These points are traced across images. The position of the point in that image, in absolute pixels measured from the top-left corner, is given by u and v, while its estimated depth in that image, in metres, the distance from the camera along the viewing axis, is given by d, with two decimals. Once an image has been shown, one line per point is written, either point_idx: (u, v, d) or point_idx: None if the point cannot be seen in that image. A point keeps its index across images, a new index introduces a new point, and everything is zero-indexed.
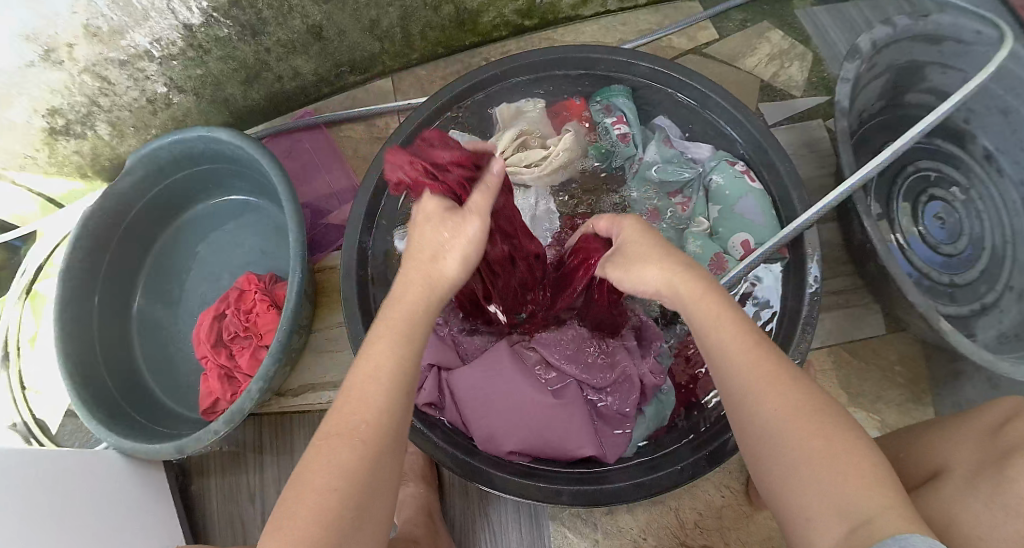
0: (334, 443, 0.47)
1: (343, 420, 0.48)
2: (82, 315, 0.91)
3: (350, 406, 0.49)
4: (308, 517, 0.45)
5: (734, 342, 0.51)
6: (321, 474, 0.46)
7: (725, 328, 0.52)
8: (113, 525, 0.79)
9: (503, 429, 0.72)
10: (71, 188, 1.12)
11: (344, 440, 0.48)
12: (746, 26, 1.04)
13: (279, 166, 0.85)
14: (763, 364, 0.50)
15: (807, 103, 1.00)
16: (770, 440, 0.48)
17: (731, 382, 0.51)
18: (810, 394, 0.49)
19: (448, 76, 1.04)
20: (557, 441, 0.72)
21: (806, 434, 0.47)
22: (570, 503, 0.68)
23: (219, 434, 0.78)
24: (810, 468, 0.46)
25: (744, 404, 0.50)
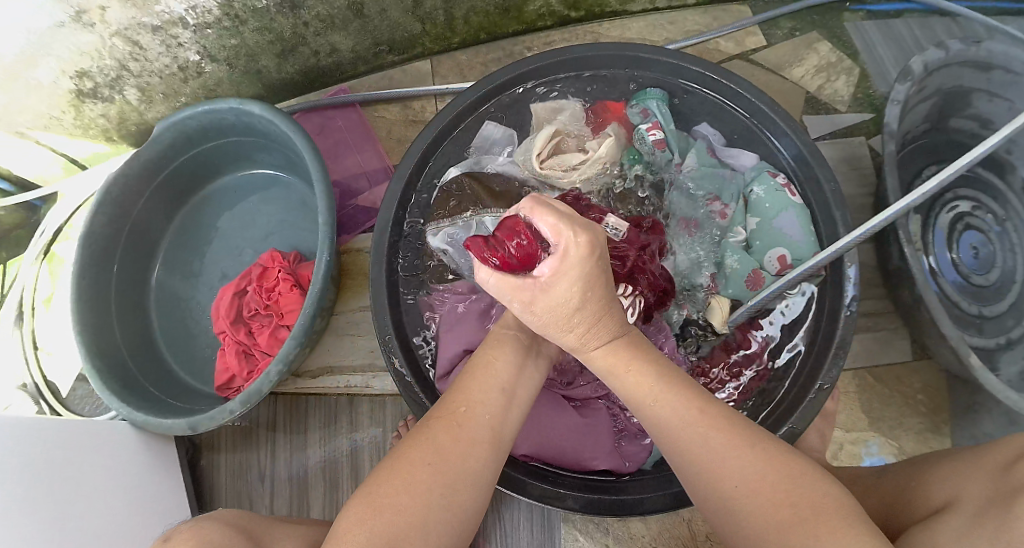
0: (446, 439, 0.50)
1: (458, 422, 0.52)
2: (101, 282, 0.91)
3: (465, 411, 0.53)
4: (414, 496, 0.47)
5: (672, 410, 0.54)
6: (429, 462, 0.49)
7: (664, 397, 0.56)
8: (120, 495, 0.79)
9: (516, 435, 0.71)
10: (95, 151, 1.11)
11: (463, 442, 0.51)
12: (795, 35, 1.01)
13: (311, 144, 0.83)
14: (707, 427, 0.53)
15: (850, 119, 0.98)
16: (735, 503, 0.50)
17: (683, 460, 0.53)
18: (756, 464, 0.50)
19: (488, 63, 1.00)
20: (570, 451, 0.72)
21: (758, 507, 0.48)
22: (581, 510, 0.67)
23: (234, 414, 0.78)
24: (772, 539, 0.47)
25: (709, 483, 0.51)
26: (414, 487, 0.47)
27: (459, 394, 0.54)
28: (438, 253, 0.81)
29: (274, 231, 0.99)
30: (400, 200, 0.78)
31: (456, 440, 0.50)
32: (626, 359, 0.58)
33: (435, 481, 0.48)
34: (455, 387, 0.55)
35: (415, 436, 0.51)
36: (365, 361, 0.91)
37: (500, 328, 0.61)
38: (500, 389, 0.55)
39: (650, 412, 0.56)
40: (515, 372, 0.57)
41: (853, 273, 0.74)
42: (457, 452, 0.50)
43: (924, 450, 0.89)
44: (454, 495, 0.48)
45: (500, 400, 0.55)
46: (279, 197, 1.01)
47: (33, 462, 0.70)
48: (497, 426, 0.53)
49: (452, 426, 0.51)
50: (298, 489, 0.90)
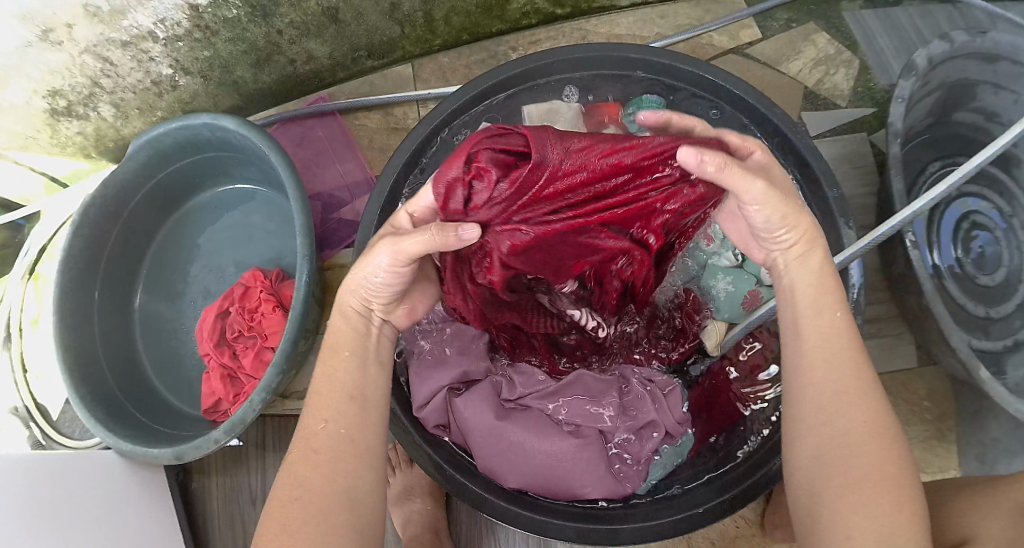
0: (301, 461, 0.49)
1: (307, 439, 0.50)
2: (83, 308, 0.88)
3: (311, 425, 0.51)
4: (293, 527, 0.46)
5: (837, 352, 0.50)
6: (297, 493, 0.47)
7: (830, 330, 0.52)
8: (108, 527, 0.78)
9: (506, 465, 0.69)
10: (75, 168, 1.09)
11: (309, 456, 0.49)
12: (792, 27, 0.97)
13: (287, 159, 0.80)
14: (853, 382, 0.49)
15: (851, 115, 0.94)
16: (835, 459, 0.47)
17: (806, 381, 0.51)
18: (880, 416, 0.48)
19: (471, 66, 0.96)
20: (561, 480, 0.69)
21: (866, 463, 0.46)
22: (575, 539, 0.66)
23: (220, 443, 0.76)
24: (865, 486, 0.45)
25: (828, 405, 0.49)
26: (289, 521, 0.46)
27: (307, 416, 0.51)
28: None
29: (256, 245, 0.96)
30: (380, 219, 0.75)
31: (314, 466, 0.48)
32: (824, 266, 0.55)
33: (308, 504, 0.47)
34: (307, 403, 0.53)
35: (282, 478, 0.49)
36: None
37: (337, 329, 0.56)
38: (347, 397, 0.52)
39: (801, 321, 0.53)
40: (362, 373, 0.54)
41: (857, 278, 0.72)
42: (324, 476, 0.48)
43: (930, 459, 0.86)
44: (343, 512, 0.47)
45: (352, 409, 0.52)
46: (260, 210, 0.98)
47: (18, 498, 0.69)
48: (352, 430, 0.51)
49: (309, 453, 0.49)
50: None
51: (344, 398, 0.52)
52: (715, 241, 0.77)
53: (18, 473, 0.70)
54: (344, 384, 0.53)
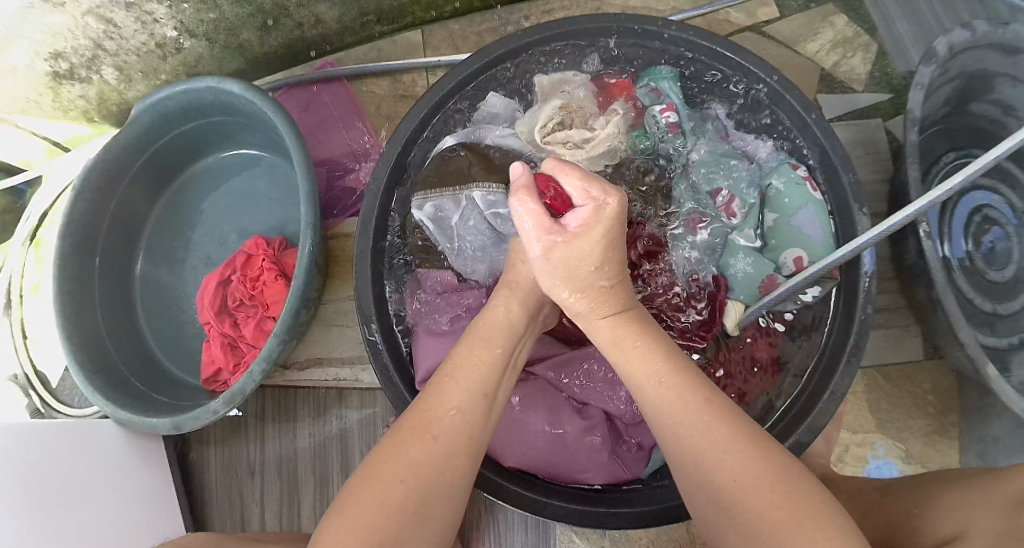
0: (411, 437, 0.48)
1: (425, 417, 0.50)
2: (83, 274, 0.88)
3: (432, 406, 0.51)
4: (379, 500, 0.44)
5: (644, 369, 0.52)
6: (396, 465, 0.46)
7: (635, 353, 0.54)
8: (105, 494, 0.78)
9: (507, 442, 0.68)
10: (77, 132, 1.07)
11: (420, 435, 0.48)
12: (810, 7, 0.94)
13: (292, 125, 0.78)
14: (674, 394, 0.50)
15: (868, 99, 0.92)
16: (705, 476, 0.47)
17: (675, 446, 0.49)
18: (757, 459, 0.46)
19: (482, 34, 0.94)
20: (562, 460, 0.68)
21: (726, 475, 0.46)
22: (577, 523, 0.63)
23: (218, 414, 0.76)
24: (764, 540, 0.43)
25: (686, 465, 0.49)
26: (387, 497, 0.45)
27: (433, 398, 0.51)
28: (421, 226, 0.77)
29: (259, 216, 0.95)
30: (386, 187, 0.73)
31: (432, 451, 0.47)
32: (623, 328, 0.56)
33: (401, 481, 0.45)
34: (425, 395, 0.52)
35: (385, 447, 0.48)
36: (353, 353, 0.88)
37: (483, 325, 0.58)
38: (481, 395, 0.52)
39: (641, 388, 0.52)
40: (495, 373, 0.54)
41: (869, 266, 0.70)
42: (431, 464, 0.47)
43: (931, 453, 0.86)
44: (427, 504, 0.46)
45: (479, 406, 0.52)
46: (264, 179, 0.96)
47: (15, 461, 0.68)
48: (475, 425, 0.51)
49: (424, 438, 0.48)
50: (288, 485, 0.88)
51: (478, 392, 0.52)
52: (741, 217, 0.80)
53: (15, 436, 0.70)
54: (475, 374, 0.53)
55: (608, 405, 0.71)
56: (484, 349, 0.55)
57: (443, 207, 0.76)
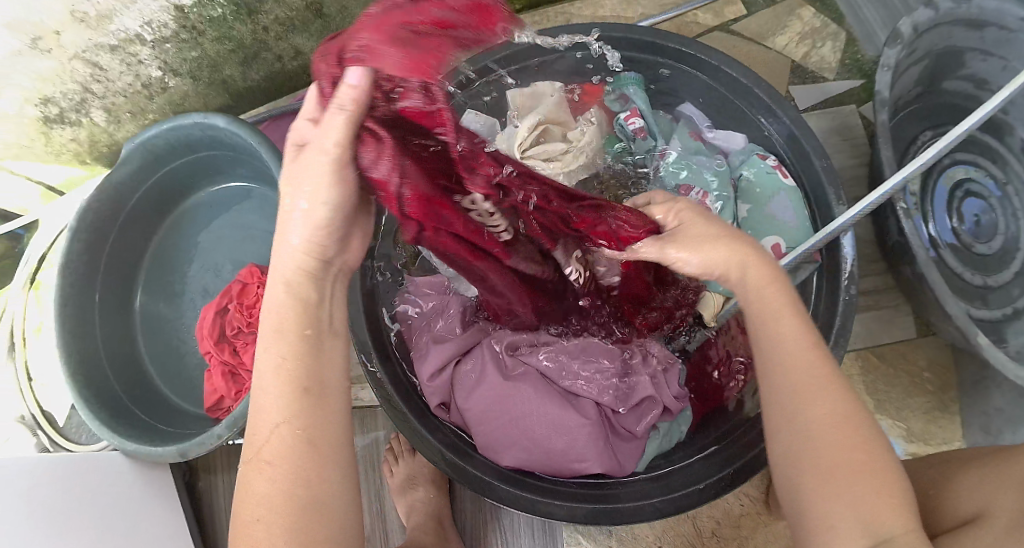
0: (254, 471, 0.44)
1: (258, 442, 0.45)
2: (84, 312, 0.89)
3: (261, 429, 0.45)
4: (251, 545, 0.42)
5: (791, 339, 0.50)
6: (251, 506, 0.43)
7: (783, 325, 0.51)
8: (117, 531, 0.78)
9: (504, 446, 0.68)
10: (70, 175, 1.10)
11: (259, 466, 0.44)
12: (777, 1, 0.96)
13: (280, 155, 0.80)
14: (819, 369, 0.49)
15: (839, 86, 0.94)
16: (810, 442, 0.47)
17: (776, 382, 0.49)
18: (851, 404, 0.48)
19: None
20: (558, 456, 0.67)
21: (836, 448, 0.46)
22: (572, 519, 0.64)
23: (222, 439, 0.77)
24: (842, 479, 0.45)
25: (792, 407, 0.48)
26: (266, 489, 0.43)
27: (258, 418, 0.45)
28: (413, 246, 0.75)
29: (253, 244, 0.97)
30: None
31: (269, 477, 0.43)
32: (769, 283, 0.53)
33: (259, 519, 0.43)
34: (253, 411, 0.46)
35: (242, 488, 0.44)
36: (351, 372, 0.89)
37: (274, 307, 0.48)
38: (296, 391, 0.45)
39: (767, 327, 0.51)
40: (311, 355, 0.47)
41: (848, 248, 0.72)
42: (279, 495, 0.43)
43: (933, 430, 0.87)
44: (305, 533, 0.42)
45: (306, 401, 0.45)
46: (255, 210, 0.98)
47: (31, 505, 0.69)
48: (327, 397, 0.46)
49: (263, 465, 0.44)
50: None
51: (291, 396, 0.45)
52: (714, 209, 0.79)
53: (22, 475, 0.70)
54: (283, 381, 0.45)
55: (598, 395, 0.71)
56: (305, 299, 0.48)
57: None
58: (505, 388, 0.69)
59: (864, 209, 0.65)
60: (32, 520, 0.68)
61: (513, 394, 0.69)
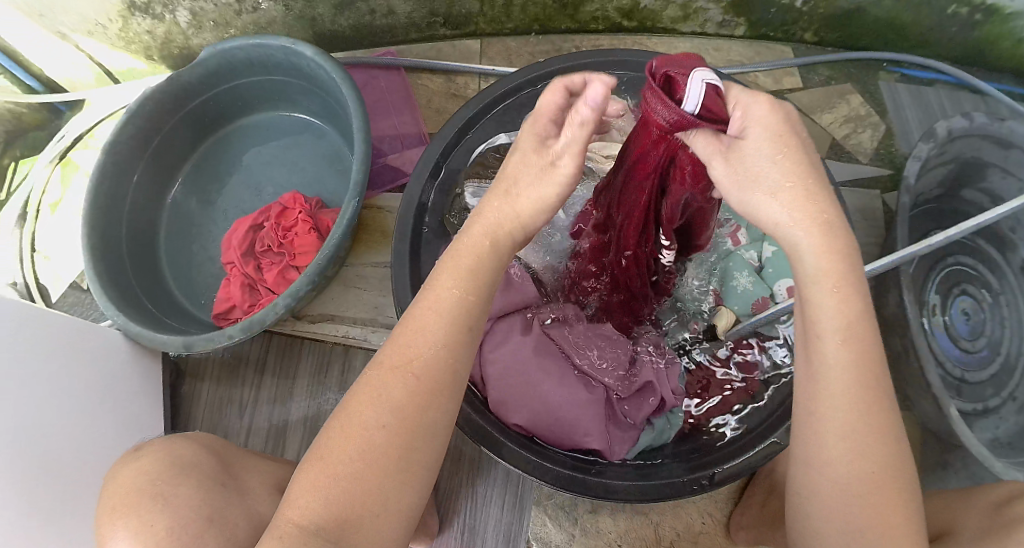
0: (389, 378, 0.46)
1: (400, 352, 0.47)
2: (117, 192, 0.91)
3: (404, 339, 0.47)
4: (355, 449, 0.44)
5: (843, 373, 0.44)
6: (369, 409, 0.45)
7: (845, 346, 0.44)
8: (96, 411, 0.78)
9: (517, 403, 0.71)
10: (131, 66, 1.12)
11: (399, 374, 0.46)
12: (830, 84, 1.05)
13: (357, 92, 0.84)
14: (859, 405, 0.44)
15: (870, 172, 1.02)
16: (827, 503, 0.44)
17: (818, 412, 0.45)
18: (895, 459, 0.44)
19: (536, 53, 1.03)
20: (564, 426, 0.71)
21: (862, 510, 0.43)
22: (552, 485, 0.68)
23: (232, 340, 0.78)
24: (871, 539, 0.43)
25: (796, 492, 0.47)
26: (359, 456, 0.44)
27: (410, 331, 0.47)
28: (467, 212, 0.82)
29: (298, 174, 1.00)
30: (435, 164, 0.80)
31: (411, 392, 0.45)
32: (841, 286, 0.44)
33: (381, 428, 0.44)
34: (403, 325, 0.48)
35: (361, 388, 0.46)
36: (365, 315, 0.91)
37: (462, 246, 0.50)
38: (459, 317, 0.48)
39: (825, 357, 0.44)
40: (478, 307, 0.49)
41: None
42: (410, 406, 0.45)
43: None
44: (409, 455, 0.45)
45: (459, 334, 0.48)
46: (309, 142, 1.01)
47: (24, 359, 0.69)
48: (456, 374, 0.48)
49: (403, 377, 0.46)
50: (277, 432, 0.89)
51: (450, 330, 0.47)
52: (744, 243, 0.84)
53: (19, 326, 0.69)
54: (439, 318, 0.47)
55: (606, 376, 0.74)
56: (453, 278, 0.48)
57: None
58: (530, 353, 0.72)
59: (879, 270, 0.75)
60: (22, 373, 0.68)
61: (534, 359, 0.72)
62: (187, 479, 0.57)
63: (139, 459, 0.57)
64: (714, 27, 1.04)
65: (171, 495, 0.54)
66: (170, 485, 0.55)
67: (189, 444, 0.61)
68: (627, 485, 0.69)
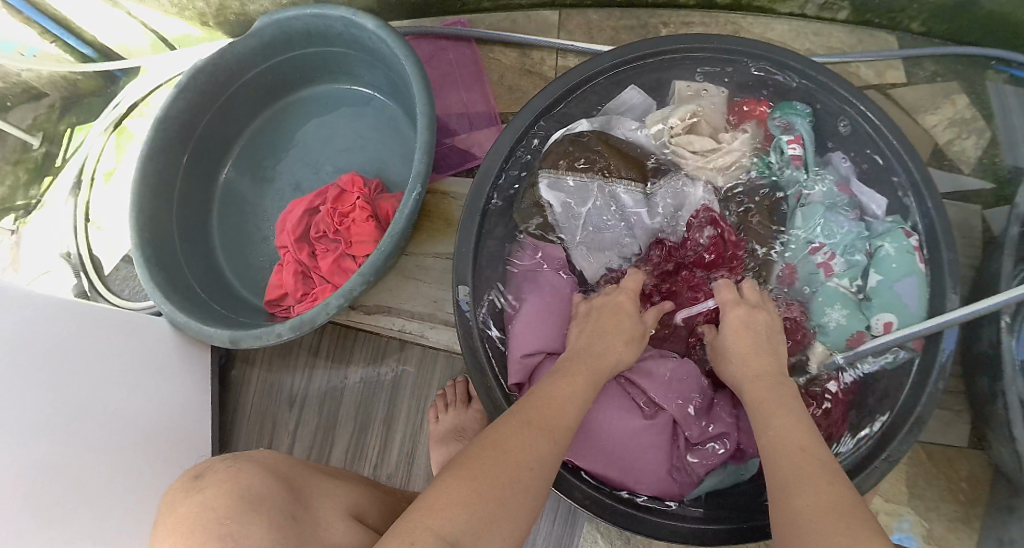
0: (532, 428, 0.50)
1: (545, 415, 0.53)
2: (169, 170, 0.88)
3: (546, 406, 0.54)
4: (495, 475, 0.45)
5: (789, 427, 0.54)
6: (515, 446, 0.48)
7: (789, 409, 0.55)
8: (144, 398, 0.77)
9: (576, 432, 0.69)
10: (187, 33, 1.08)
11: (539, 429, 0.51)
12: (937, 80, 0.95)
13: (421, 73, 0.78)
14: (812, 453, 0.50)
15: (973, 183, 0.92)
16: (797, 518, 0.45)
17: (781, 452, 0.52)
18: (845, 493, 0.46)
19: (619, 30, 0.95)
20: (620, 455, 0.69)
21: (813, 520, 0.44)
22: (599, 513, 0.66)
23: (280, 338, 0.76)
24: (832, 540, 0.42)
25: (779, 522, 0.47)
26: (508, 476, 0.46)
27: (549, 402, 0.54)
28: (546, 208, 0.78)
29: (356, 154, 0.95)
30: (507, 154, 0.74)
31: (544, 440, 0.50)
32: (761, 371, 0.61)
33: (519, 462, 0.47)
34: (541, 397, 0.55)
35: (504, 427, 0.50)
36: (424, 310, 0.87)
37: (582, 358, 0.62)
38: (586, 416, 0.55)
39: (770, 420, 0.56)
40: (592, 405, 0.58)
41: (947, 347, 0.69)
42: (547, 453, 0.49)
43: (952, 541, 0.85)
44: (539, 491, 0.47)
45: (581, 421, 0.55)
46: (366, 120, 0.96)
47: (64, 351, 0.67)
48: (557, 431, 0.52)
49: (542, 429, 0.51)
50: (323, 426, 0.88)
51: (579, 415, 0.55)
52: (837, 272, 0.76)
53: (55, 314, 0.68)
54: (572, 402, 0.56)
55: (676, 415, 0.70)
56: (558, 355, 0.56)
57: (571, 194, 0.77)
58: (594, 383, 0.70)
59: (979, 311, 0.64)
60: (64, 364, 0.67)
61: (596, 389, 0.70)
62: (257, 516, 0.49)
63: (199, 493, 0.49)
64: (815, 9, 0.95)
65: (239, 534, 0.46)
66: (237, 522, 0.47)
67: (258, 470, 0.54)
68: (681, 528, 0.66)
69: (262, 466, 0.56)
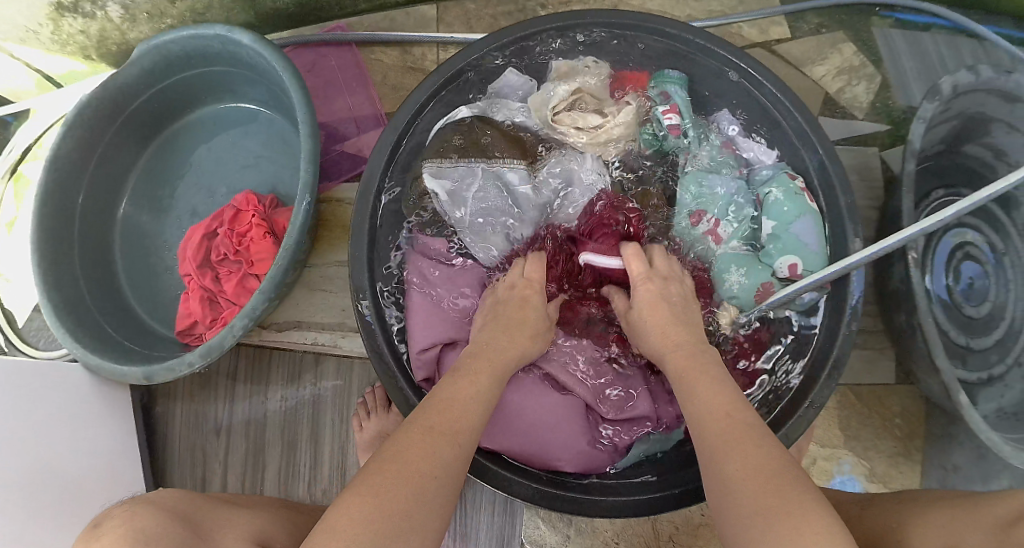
0: (427, 427, 0.49)
1: (440, 416, 0.51)
2: (65, 211, 0.85)
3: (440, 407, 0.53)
4: (398, 476, 0.45)
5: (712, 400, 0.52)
6: (414, 449, 0.47)
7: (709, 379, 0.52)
8: (65, 448, 0.74)
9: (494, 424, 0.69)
10: (72, 69, 1.05)
11: (433, 428, 0.50)
12: (822, 31, 0.97)
13: (299, 79, 0.77)
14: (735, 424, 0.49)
15: (867, 127, 0.94)
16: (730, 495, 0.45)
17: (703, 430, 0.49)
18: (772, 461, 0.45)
19: (500, 16, 0.94)
20: (542, 443, 0.69)
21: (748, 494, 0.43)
22: (529, 499, 0.65)
23: (193, 367, 0.74)
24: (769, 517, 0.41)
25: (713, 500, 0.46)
26: (410, 477, 0.45)
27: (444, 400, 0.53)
28: (430, 197, 0.76)
29: (256, 171, 0.93)
30: (391, 151, 0.73)
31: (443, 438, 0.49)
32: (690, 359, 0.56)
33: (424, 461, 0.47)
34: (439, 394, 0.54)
35: (401, 435, 0.49)
36: (335, 319, 0.86)
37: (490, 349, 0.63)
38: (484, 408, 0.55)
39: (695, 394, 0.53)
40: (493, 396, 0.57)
41: (856, 288, 0.70)
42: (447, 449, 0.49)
43: (894, 475, 0.88)
44: (442, 487, 0.46)
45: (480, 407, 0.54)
46: (258, 137, 0.95)
47: None
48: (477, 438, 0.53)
49: (440, 427, 0.50)
50: (254, 447, 0.86)
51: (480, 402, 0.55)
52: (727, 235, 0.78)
53: None
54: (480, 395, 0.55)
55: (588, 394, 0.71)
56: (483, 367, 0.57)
57: (454, 178, 0.75)
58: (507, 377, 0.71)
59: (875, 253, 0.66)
60: None
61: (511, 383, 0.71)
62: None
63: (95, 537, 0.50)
64: None
65: None
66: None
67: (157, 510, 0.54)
68: (607, 500, 0.65)
69: (163, 504, 0.56)
